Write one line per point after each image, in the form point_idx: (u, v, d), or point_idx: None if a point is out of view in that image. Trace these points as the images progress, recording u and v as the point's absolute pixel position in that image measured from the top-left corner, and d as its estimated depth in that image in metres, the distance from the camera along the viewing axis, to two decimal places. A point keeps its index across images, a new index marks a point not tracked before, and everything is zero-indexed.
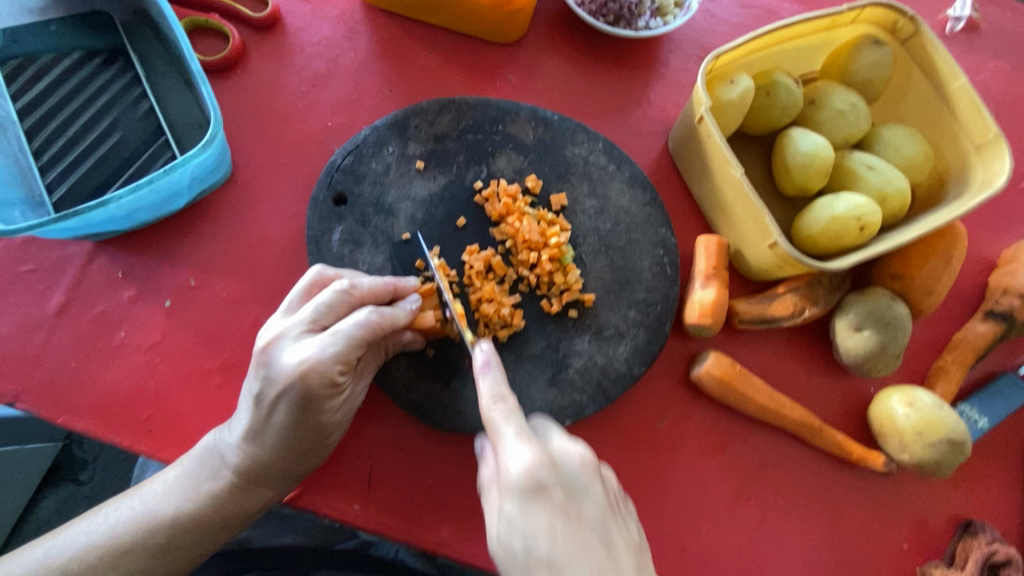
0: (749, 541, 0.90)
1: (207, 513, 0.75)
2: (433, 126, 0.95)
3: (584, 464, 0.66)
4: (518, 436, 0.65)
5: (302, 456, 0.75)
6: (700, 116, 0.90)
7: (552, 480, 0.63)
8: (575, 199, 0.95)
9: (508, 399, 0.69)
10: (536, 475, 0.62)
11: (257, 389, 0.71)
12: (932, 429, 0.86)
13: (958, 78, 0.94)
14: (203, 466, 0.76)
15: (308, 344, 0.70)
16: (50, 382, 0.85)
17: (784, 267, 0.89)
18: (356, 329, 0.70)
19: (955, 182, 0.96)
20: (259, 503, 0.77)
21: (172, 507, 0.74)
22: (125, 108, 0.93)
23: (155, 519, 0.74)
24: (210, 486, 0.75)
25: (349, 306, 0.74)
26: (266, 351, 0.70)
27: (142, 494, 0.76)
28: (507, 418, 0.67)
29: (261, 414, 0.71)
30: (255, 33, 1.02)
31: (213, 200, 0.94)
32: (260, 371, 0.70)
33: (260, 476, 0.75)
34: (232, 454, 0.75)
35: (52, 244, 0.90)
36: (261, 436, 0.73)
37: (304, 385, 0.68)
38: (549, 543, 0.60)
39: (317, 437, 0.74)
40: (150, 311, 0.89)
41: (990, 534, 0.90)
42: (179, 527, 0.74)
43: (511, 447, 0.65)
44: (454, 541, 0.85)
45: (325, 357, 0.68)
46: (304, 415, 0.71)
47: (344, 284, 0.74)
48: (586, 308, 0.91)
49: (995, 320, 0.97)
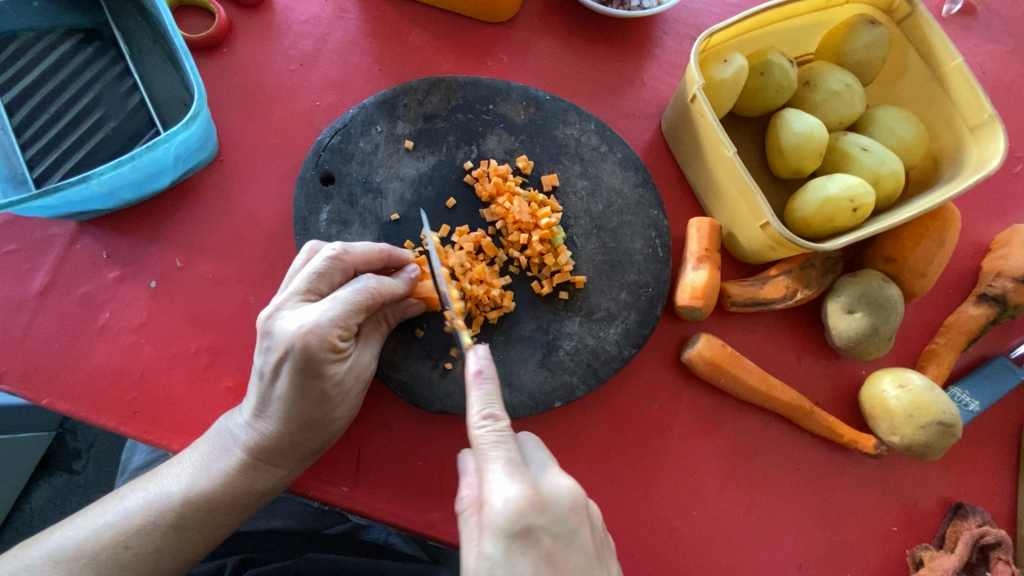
0: (738, 524, 0.90)
1: (220, 492, 0.73)
2: (422, 105, 0.94)
3: (574, 506, 0.65)
4: (507, 471, 0.65)
5: (311, 429, 0.74)
6: (693, 96, 0.89)
7: (542, 525, 0.62)
8: (566, 179, 0.94)
9: (500, 421, 0.69)
10: (525, 518, 0.61)
11: (259, 361, 0.70)
12: (922, 411, 0.85)
13: (954, 59, 0.93)
14: (215, 445, 0.75)
15: (306, 311, 0.68)
16: (34, 363, 0.84)
17: (776, 249, 0.88)
18: (355, 295, 0.70)
19: (949, 164, 0.96)
20: (271, 482, 0.76)
21: (183, 487, 0.72)
22: (108, 87, 0.91)
23: (168, 499, 0.71)
24: (222, 464, 0.73)
25: (342, 273, 0.74)
26: (265, 320, 0.69)
27: (154, 478, 0.74)
28: (497, 444, 0.68)
29: (265, 386, 0.71)
30: (242, 11, 1.00)
31: (199, 179, 0.93)
32: (261, 342, 0.69)
33: (271, 452, 0.74)
34: (242, 431, 0.74)
35: (36, 224, 0.89)
36: (269, 409, 0.72)
37: (304, 349, 0.66)
38: None
39: (324, 406, 0.72)
40: (135, 292, 0.88)
41: (980, 517, 0.90)
42: (192, 507, 0.71)
43: (500, 483, 0.64)
44: (442, 524, 0.84)
45: (324, 322, 0.67)
46: (306, 382, 0.69)
47: (334, 249, 0.73)
48: (577, 289, 0.90)
49: (987, 304, 0.96)
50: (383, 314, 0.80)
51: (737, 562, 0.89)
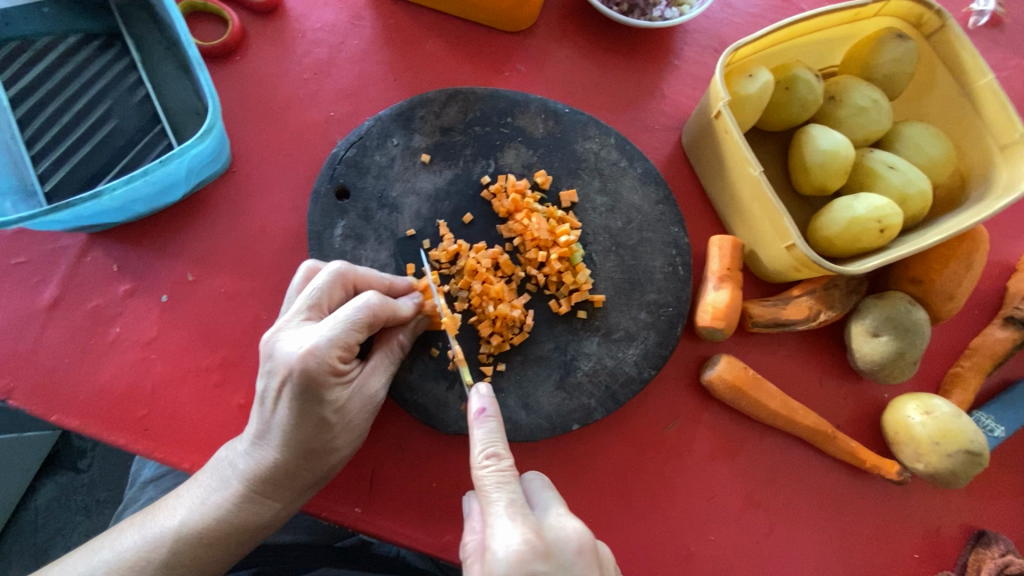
0: (757, 550, 0.88)
1: (213, 526, 0.70)
2: (439, 117, 0.92)
3: (580, 549, 0.62)
4: (509, 514, 0.63)
5: (309, 459, 0.71)
6: (718, 111, 0.87)
7: (546, 571, 0.58)
8: (585, 195, 0.92)
9: (502, 459, 0.67)
10: (527, 565, 0.58)
11: (261, 386, 0.68)
12: (949, 439, 0.83)
13: (985, 76, 0.90)
14: (214, 476, 0.73)
15: (308, 332, 0.66)
16: (43, 379, 0.83)
17: (801, 270, 0.86)
18: (356, 313, 0.66)
19: (977, 183, 0.93)
20: (267, 516, 0.73)
21: (178, 521, 0.70)
22: (121, 96, 0.89)
23: (163, 535, 0.70)
24: (218, 497, 0.71)
25: (342, 292, 0.72)
26: (267, 342, 0.67)
27: (152, 512, 0.73)
28: (500, 486, 0.65)
29: (265, 413, 0.69)
30: (255, 18, 0.98)
31: (212, 191, 0.91)
32: (264, 365, 0.67)
33: (268, 483, 0.71)
34: (240, 461, 0.72)
35: (46, 235, 0.87)
36: (269, 437, 0.70)
37: (304, 372, 0.63)
38: None
39: (324, 434, 0.69)
40: (145, 306, 0.87)
41: (1004, 546, 0.88)
42: (184, 542, 0.69)
43: (502, 528, 0.61)
44: (456, 546, 0.83)
45: (323, 342, 0.64)
46: (306, 407, 0.66)
47: (341, 266, 0.72)
48: (596, 308, 0.89)
49: (1014, 326, 0.94)
50: (392, 337, 0.76)
51: None
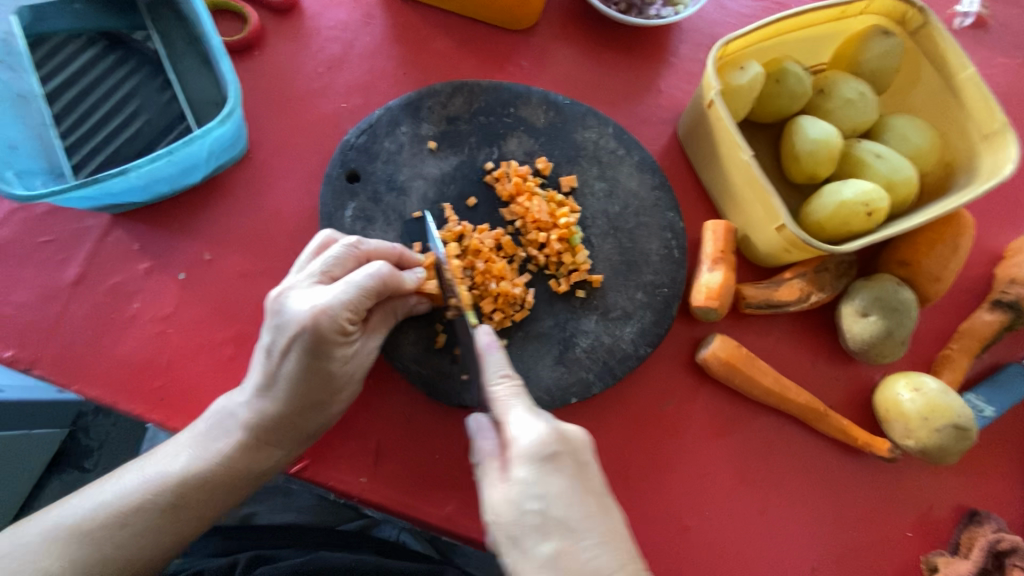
0: (752, 526, 0.90)
1: (215, 471, 0.73)
2: (446, 107, 0.97)
3: (587, 439, 0.70)
4: (528, 410, 0.70)
5: (310, 410, 0.74)
6: (710, 100, 0.91)
7: (564, 452, 0.67)
8: (584, 181, 0.97)
9: (514, 378, 0.73)
10: (552, 445, 0.66)
11: (268, 339, 0.71)
12: (937, 414, 0.86)
13: (967, 69, 0.94)
14: (215, 425, 0.75)
15: (319, 293, 0.70)
16: (64, 350, 0.87)
17: (791, 251, 0.89)
18: (367, 279, 0.71)
19: (962, 171, 0.97)
20: (268, 463, 0.76)
21: (181, 466, 0.73)
22: (147, 86, 0.95)
23: (166, 478, 0.72)
24: (221, 445, 0.74)
25: (354, 262, 0.76)
26: (275, 299, 0.71)
27: (153, 457, 0.75)
28: (514, 395, 0.71)
29: (271, 364, 0.71)
30: (273, 17, 1.04)
31: (229, 175, 0.96)
32: (272, 321, 0.70)
33: (270, 432, 0.74)
34: (241, 410, 0.75)
35: (71, 216, 0.92)
36: (272, 389, 0.73)
37: (315, 328, 0.67)
38: (564, 506, 0.65)
39: (326, 387, 0.73)
40: (164, 283, 0.91)
41: (995, 524, 0.90)
42: (187, 486, 0.72)
43: (522, 421, 0.69)
44: (458, 516, 0.85)
45: (335, 304, 0.68)
46: (314, 362, 0.70)
47: (352, 240, 0.77)
48: (594, 288, 0.92)
49: (1001, 310, 0.97)
50: (392, 305, 0.81)
51: (750, 563, 0.89)
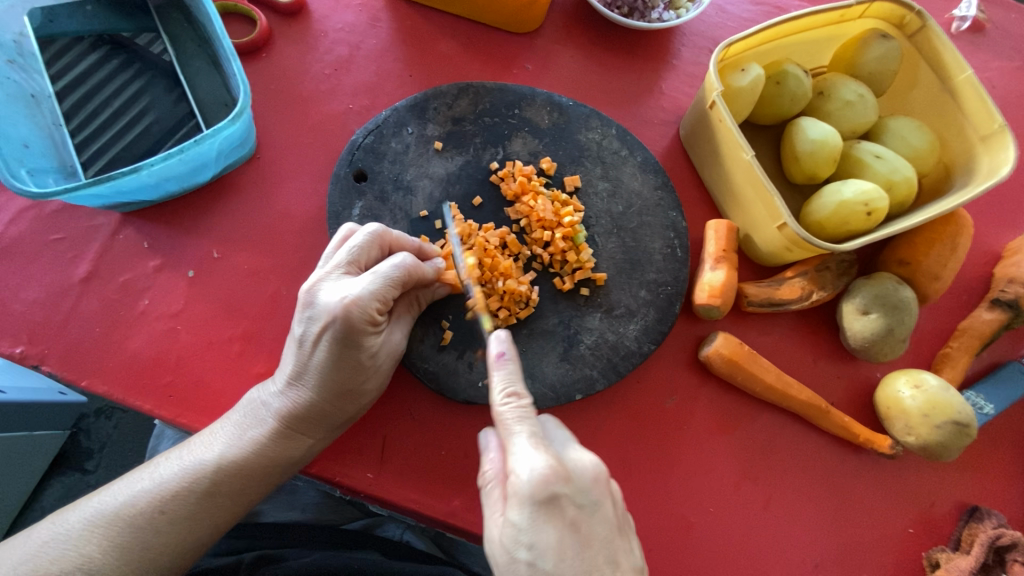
0: (755, 522, 0.91)
1: (249, 459, 0.74)
2: (451, 108, 0.98)
3: (596, 479, 0.67)
4: (532, 443, 0.66)
5: (342, 400, 0.75)
6: (712, 102, 0.92)
7: (565, 495, 0.64)
8: (588, 181, 0.98)
9: (522, 398, 0.71)
10: (550, 487, 0.63)
11: (300, 330, 0.72)
12: (938, 410, 0.87)
13: (964, 71, 0.96)
14: (248, 415, 0.76)
15: (348, 284, 0.71)
16: (74, 347, 0.88)
17: (793, 250, 0.91)
18: (394, 270, 0.72)
19: (960, 172, 0.98)
20: (300, 452, 0.77)
21: (216, 454, 0.73)
22: (156, 87, 0.96)
23: (202, 467, 0.72)
24: (254, 433, 0.75)
25: (379, 250, 0.77)
26: (308, 292, 0.72)
27: (187, 446, 0.75)
28: (521, 420, 0.69)
29: (303, 354, 0.73)
30: (281, 20, 1.06)
31: (238, 175, 0.97)
32: (303, 313, 0.72)
33: (302, 420, 0.75)
34: (274, 400, 0.76)
35: (82, 214, 0.93)
36: (304, 377, 0.74)
37: (346, 318, 0.68)
38: (556, 558, 0.62)
39: (357, 377, 0.74)
40: (173, 281, 0.92)
41: (995, 520, 0.90)
42: (223, 474, 0.72)
43: (524, 454, 0.65)
44: (464, 512, 0.86)
45: (365, 294, 0.69)
46: (345, 351, 0.71)
47: (378, 226, 0.77)
48: (598, 286, 0.93)
49: (1000, 309, 0.98)
50: (414, 296, 0.83)
51: (753, 558, 0.90)
